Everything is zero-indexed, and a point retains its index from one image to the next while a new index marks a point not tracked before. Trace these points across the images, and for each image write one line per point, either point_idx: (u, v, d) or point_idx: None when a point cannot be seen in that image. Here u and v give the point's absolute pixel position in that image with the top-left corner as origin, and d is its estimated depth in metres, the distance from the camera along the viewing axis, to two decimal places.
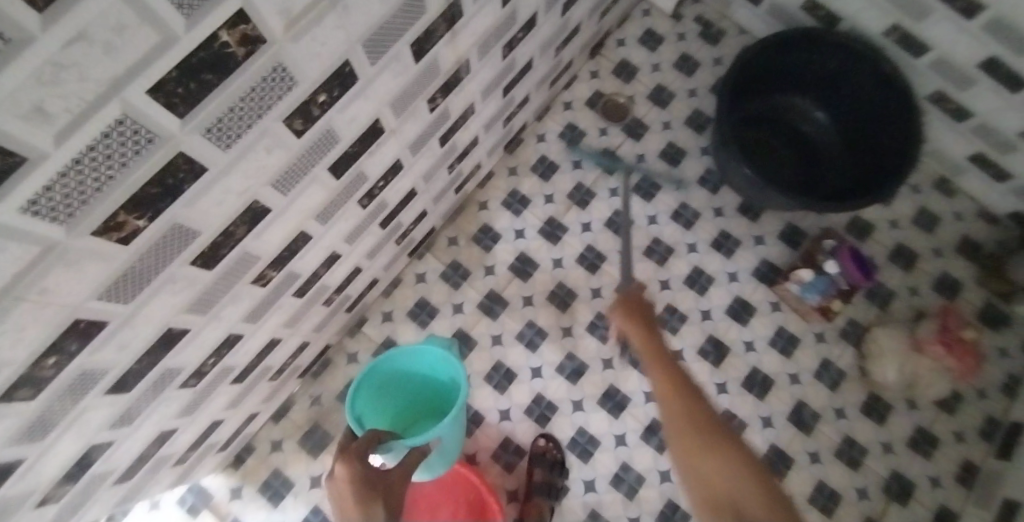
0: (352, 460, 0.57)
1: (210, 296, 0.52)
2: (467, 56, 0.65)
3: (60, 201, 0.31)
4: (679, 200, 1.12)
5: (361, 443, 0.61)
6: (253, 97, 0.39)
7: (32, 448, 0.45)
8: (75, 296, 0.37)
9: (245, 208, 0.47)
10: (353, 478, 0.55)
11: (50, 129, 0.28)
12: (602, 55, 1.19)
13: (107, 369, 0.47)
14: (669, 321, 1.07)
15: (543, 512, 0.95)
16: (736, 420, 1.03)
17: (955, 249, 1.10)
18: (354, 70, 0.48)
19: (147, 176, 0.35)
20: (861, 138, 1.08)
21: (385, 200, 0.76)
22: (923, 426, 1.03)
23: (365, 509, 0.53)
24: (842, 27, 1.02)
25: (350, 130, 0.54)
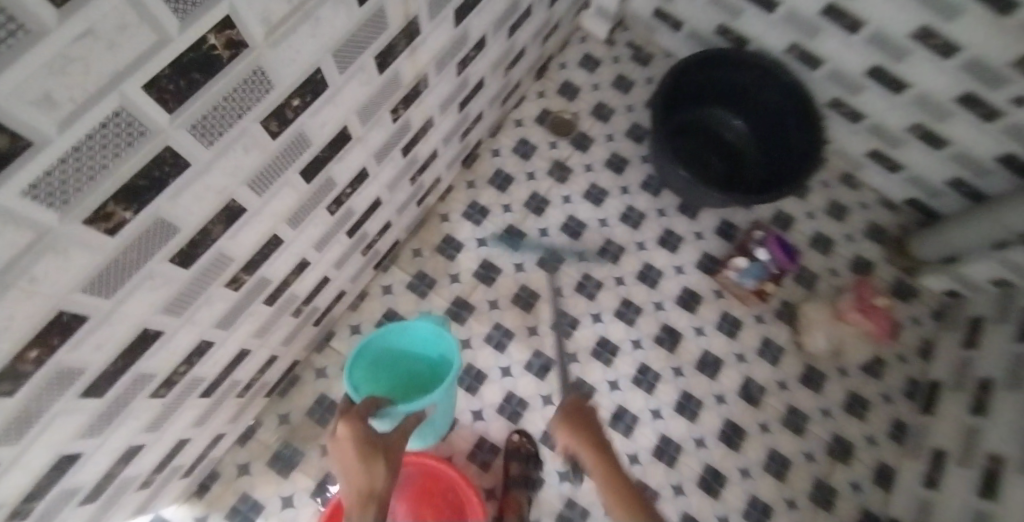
0: (353, 421, 0.64)
1: (185, 296, 0.58)
2: (427, 70, 0.77)
3: (57, 187, 0.37)
4: (625, 204, 1.22)
5: (359, 407, 0.68)
6: (234, 99, 0.47)
7: (7, 451, 0.49)
8: (61, 288, 0.43)
9: (223, 206, 0.55)
10: (353, 437, 0.62)
11: (55, 116, 0.34)
12: (547, 77, 1.31)
13: (83, 369, 0.51)
14: (625, 314, 1.13)
15: (522, 505, 0.96)
16: (692, 401, 1.08)
17: (865, 233, 1.22)
18: (326, 80, 0.57)
19: (136, 166, 0.42)
20: (778, 143, 1.21)
21: (352, 208, 0.83)
22: (855, 391, 1.11)
23: (367, 461, 0.61)
24: (846, 37, 1.02)
25: (320, 135, 0.62)
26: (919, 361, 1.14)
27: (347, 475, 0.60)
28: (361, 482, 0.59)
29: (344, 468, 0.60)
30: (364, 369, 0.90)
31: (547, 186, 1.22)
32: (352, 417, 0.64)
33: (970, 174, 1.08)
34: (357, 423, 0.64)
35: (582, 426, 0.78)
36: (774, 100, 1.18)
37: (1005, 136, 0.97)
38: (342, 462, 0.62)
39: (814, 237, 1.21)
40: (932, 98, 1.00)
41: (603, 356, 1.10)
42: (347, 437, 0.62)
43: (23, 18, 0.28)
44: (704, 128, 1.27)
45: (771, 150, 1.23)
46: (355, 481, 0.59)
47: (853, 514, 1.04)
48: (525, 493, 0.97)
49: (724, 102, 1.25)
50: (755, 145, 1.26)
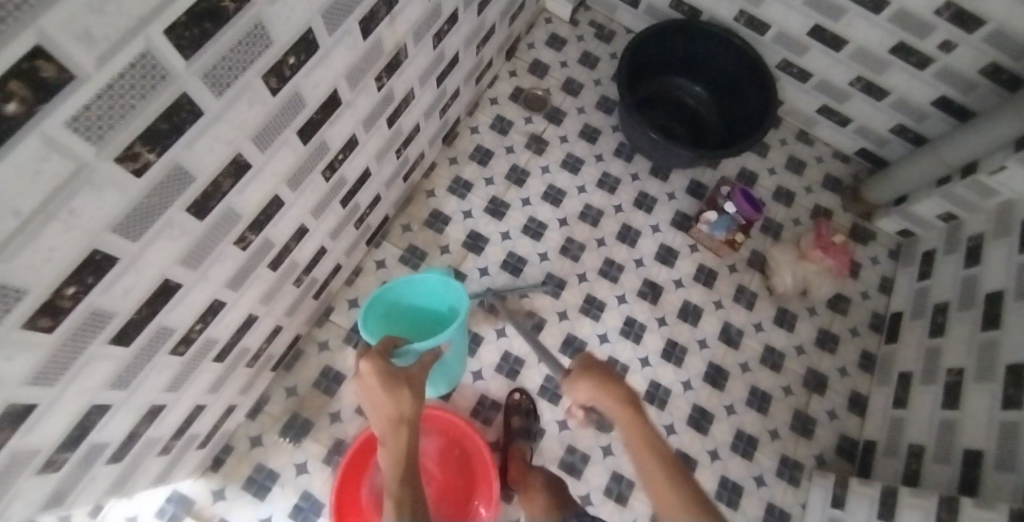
0: (373, 360, 0.76)
1: (200, 249, 0.63)
2: (406, 41, 0.82)
3: (94, 123, 0.42)
4: (601, 170, 1.29)
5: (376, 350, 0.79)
6: (239, 51, 0.52)
7: (45, 392, 0.53)
8: (96, 225, 0.47)
9: (232, 160, 0.59)
10: (377, 373, 0.73)
11: (93, 54, 0.39)
12: (517, 57, 1.37)
13: (113, 314, 0.55)
14: (609, 272, 1.20)
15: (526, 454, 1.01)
16: (677, 347, 1.15)
17: (822, 184, 1.31)
18: (318, 41, 0.62)
19: (159, 110, 0.47)
20: (736, 106, 1.29)
21: (344, 176, 0.87)
22: (824, 327, 1.19)
23: (391, 392, 0.72)
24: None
25: (315, 95, 0.67)
26: (881, 295, 1.23)
27: (378, 406, 0.72)
28: (391, 410, 0.71)
29: (374, 399, 0.72)
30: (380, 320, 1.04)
31: (525, 158, 1.28)
32: (372, 358, 0.76)
33: (910, 119, 1.18)
34: (377, 361, 0.76)
35: (609, 388, 0.66)
36: (727, 64, 1.26)
37: (938, 80, 1.07)
38: (371, 394, 0.74)
39: (776, 189, 1.29)
40: (869, 51, 1.09)
41: (592, 311, 1.16)
42: (372, 374, 0.73)
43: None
44: (667, 96, 1.35)
45: (731, 113, 1.31)
46: (386, 409, 0.71)
47: (832, 440, 1.12)
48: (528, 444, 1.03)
49: (683, 71, 1.33)
50: (716, 110, 1.33)
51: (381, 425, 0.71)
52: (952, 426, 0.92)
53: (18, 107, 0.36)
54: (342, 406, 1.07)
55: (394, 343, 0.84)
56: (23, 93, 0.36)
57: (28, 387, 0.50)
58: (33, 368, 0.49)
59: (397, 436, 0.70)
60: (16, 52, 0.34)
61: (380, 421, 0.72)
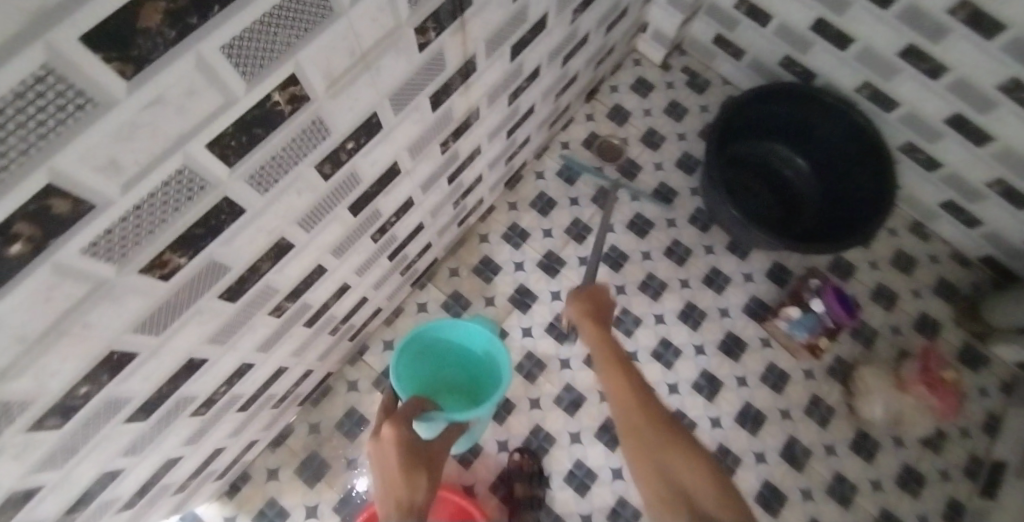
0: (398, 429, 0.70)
1: (230, 327, 0.59)
2: (479, 104, 0.75)
3: (116, 243, 0.38)
4: (671, 238, 1.17)
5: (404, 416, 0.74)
6: (293, 146, 0.46)
7: (51, 475, 0.51)
8: (115, 330, 0.44)
9: (273, 245, 0.55)
10: (400, 448, 0.67)
11: (119, 181, 0.34)
12: (597, 100, 1.27)
13: (129, 398, 0.53)
14: (663, 356, 1.10)
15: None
16: (730, 454, 1.04)
17: (932, 289, 1.14)
18: (382, 122, 0.56)
19: (194, 218, 0.42)
20: (841, 186, 1.14)
21: (394, 235, 0.82)
22: (909, 464, 1.04)
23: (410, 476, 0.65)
24: (926, 84, 0.94)
25: (371, 171, 0.61)
26: (982, 436, 1.06)
27: (389, 483, 0.64)
28: (403, 493, 0.62)
29: (388, 474, 0.65)
30: (410, 361, 0.99)
31: (591, 213, 1.19)
32: (397, 424, 0.71)
33: None
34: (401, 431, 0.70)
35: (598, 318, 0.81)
36: (839, 139, 1.10)
37: None
38: (384, 465, 0.67)
39: (875, 288, 1.14)
40: (1018, 155, 0.92)
41: None
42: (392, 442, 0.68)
43: (85, 87, 0.28)
44: (761, 163, 1.20)
45: (834, 195, 1.15)
46: (396, 487, 0.63)
47: None
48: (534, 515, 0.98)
49: (784, 139, 1.18)
50: (818, 188, 1.17)
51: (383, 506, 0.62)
52: None
53: (23, 247, 0.32)
54: (361, 453, 1.04)
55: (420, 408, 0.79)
56: (32, 232, 0.31)
57: (33, 475, 0.48)
58: (38, 459, 0.47)
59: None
60: (23, 196, 0.29)
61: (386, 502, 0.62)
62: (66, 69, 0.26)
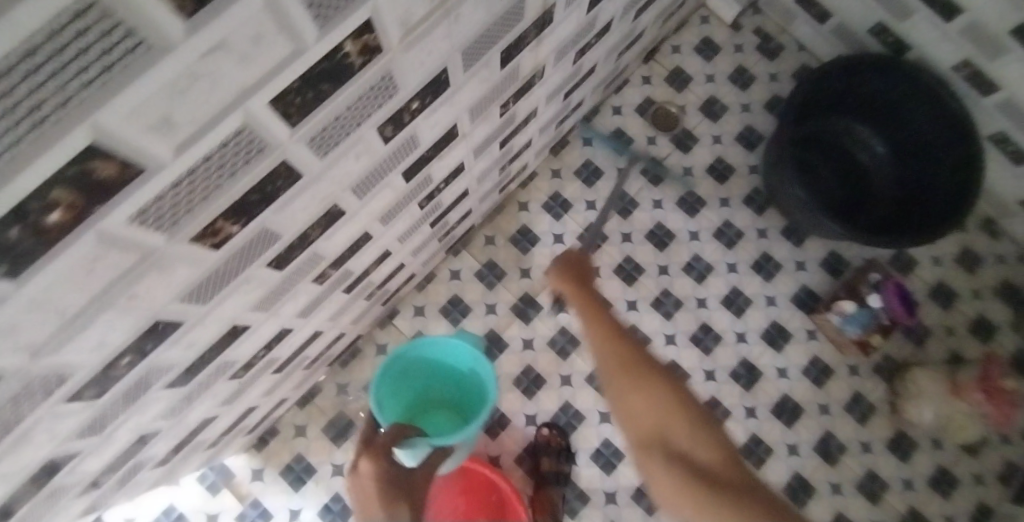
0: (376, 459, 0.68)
1: (275, 294, 0.55)
2: (546, 62, 0.68)
3: (167, 211, 0.33)
4: (722, 218, 1.11)
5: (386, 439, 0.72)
6: (358, 105, 0.41)
7: (89, 440, 0.49)
8: (160, 300, 0.40)
9: (325, 212, 0.50)
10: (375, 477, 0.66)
11: (172, 141, 0.29)
12: (657, 60, 1.18)
13: (173, 365, 0.49)
14: (703, 341, 1.05)
15: (554, 501, 0.96)
16: (761, 445, 1.01)
17: (994, 292, 1.07)
18: (449, 80, 0.50)
19: (249, 183, 0.37)
20: (917, 174, 1.06)
21: (442, 200, 0.77)
22: (945, 467, 1.00)
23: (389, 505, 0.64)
24: None
25: (431, 134, 0.56)
26: None
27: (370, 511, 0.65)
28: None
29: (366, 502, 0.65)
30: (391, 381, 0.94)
31: (638, 186, 1.12)
32: (375, 454, 0.69)
33: None
34: (381, 463, 0.68)
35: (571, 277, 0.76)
36: (926, 126, 1.02)
37: None
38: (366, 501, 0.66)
39: (933, 287, 1.07)
40: None
41: None
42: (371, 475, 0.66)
43: (136, 27, 0.22)
44: (832, 143, 1.12)
45: (909, 185, 1.07)
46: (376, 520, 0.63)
47: None
48: (558, 492, 0.97)
49: (866, 120, 1.10)
50: (892, 175, 1.09)
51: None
52: None
53: (64, 215, 0.27)
54: None
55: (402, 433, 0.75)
56: (72, 198, 0.27)
57: (70, 442, 0.45)
58: (78, 427, 0.44)
59: None
60: (61, 157, 0.24)
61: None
62: (116, 4, 0.20)
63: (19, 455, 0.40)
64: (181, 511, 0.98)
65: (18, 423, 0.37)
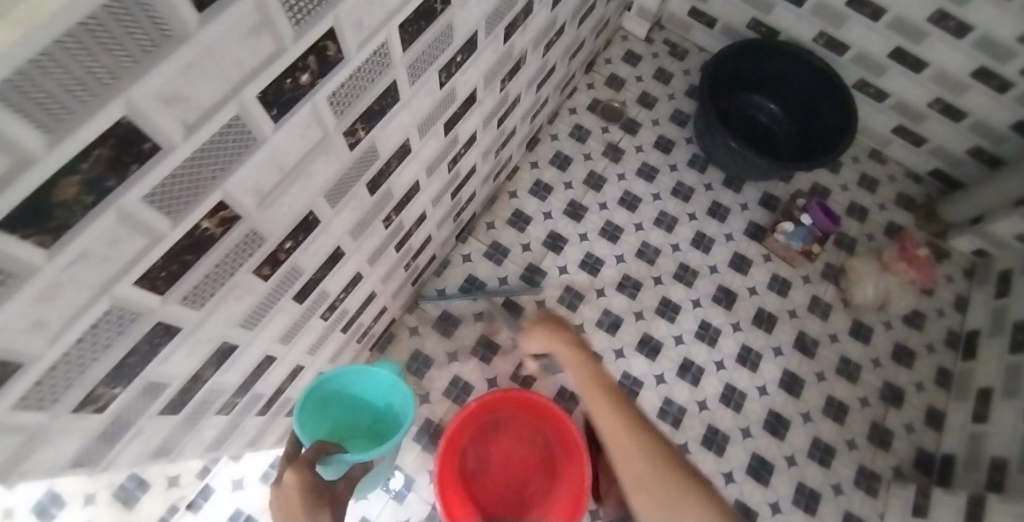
0: (300, 471, 0.74)
1: (363, 223, 0.70)
2: (525, 48, 0.90)
3: (341, 100, 0.49)
4: (675, 180, 1.35)
5: (309, 454, 0.78)
6: (432, 47, 0.60)
7: (245, 337, 0.60)
8: (317, 189, 0.55)
9: (400, 145, 0.67)
10: (299, 487, 0.72)
11: (357, 41, 0.46)
12: (595, 71, 1.45)
13: (303, 271, 0.63)
14: (683, 276, 1.25)
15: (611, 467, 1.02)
16: (751, 351, 1.19)
17: (895, 201, 1.33)
18: (477, 42, 0.70)
19: (375, 94, 0.54)
20: (808, 123, 1.34)
21: (459, 170, 0.97)
22: (900, 342, 1.21)
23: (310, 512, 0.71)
24: (883, 21, 1.13)
25: (463, 91, 0.76)
26: (955, 312, 1.24)
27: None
28: None
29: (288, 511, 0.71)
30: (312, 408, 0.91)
31: (603, 165, 1.36)
32: (299, 467, 0.75)
33: (987, 141, 1.20)
34: (304, 473, 0.74)
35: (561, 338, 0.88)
36: (805, 84, 1.31)
37: (1018, 104, 1.10)
38: (288, 512, 0.71)
39: (849, 205, 1.32)
40: (950, 74, 1.13)
41: (667, 313, 1.22)
42: (295, 489, 0.71)
43: None
44: (742, 113, 1.39)
45: (806, 132, 1.34)
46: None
47: (909, 453, 1.13)
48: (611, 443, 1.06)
49: (759, 89, 1.38)
50: (791, 129, 1.37)
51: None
52: None
53: (308, 79, 0.43)
54: (430, 389, 1.15)
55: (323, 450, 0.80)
56: (314, 68, 0.43)
57: (238, 329, 0.57)
58: (245, 313, 0.56)
59: None
60: (318, 33, 0.41)
61: None
62: None
63: (212, 322, 0.52)
64: (249, 512, 1.05)
65: (224, 282, 0.50)
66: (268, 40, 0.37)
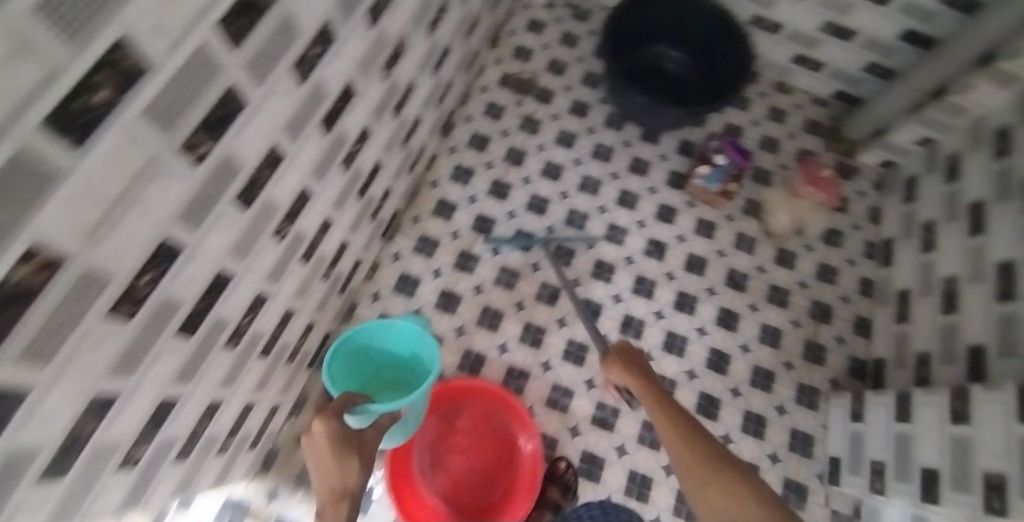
0: (328, 420, 0.71)
1: (246, 241, 0.66)
2: (404, 31, 0.86)
3: (164, 111, 0.44)
4: (593, 142, 1.34)
5: (337, 404, 0.74)
6: (271, 43, 0.54)
7: (124, 384, 0.56)
8: (166, 213, 0.50)
9: (268, 152, 0.62)
10: (329, 437, 0.71)
11: (163, 44, 0.41)
12: (500, 45, 1.42)
13: (180, 303, 0.59)
14: (614, 236, 1.25)
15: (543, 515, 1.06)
16: (688, 296, 1.21)
17: (804, 128, 1.36)
18: (334, 31, 0.65)
19: (213, 102, 0.49)
20: (711, 66, 1.34)
21: (359, 168, 0.93)
22: (823, 262, 1.25)
23: (342, 461, 0.71)
24: None
25: (335, 86, 0.71)
26: (870, 226, 1.28)
27: (323, 471, 0.71)
28: (335, 480, 0.70)
29: (321, 463, 0.71)
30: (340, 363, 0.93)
31: (521, 139, 1.33)
32: (327, 418, 0.72)
33: (879, 57, 1.23)
34: (332, 425, 0.71)
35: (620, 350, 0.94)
36: (702, 27, 1.30)
37: (902, 15, 1.12)
38: (321, 458, 0.71)
39: (761, 139, 1.34)
40: None
41: (603, 275, 1.22)
42: (324, 439, 0.70)
43: None
44: (648, 65, 1.39)
45: (711, 75, 1.35)
46: (329, 474, 0.71)
47: (843, 363, 1.18)
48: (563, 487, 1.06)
49: (660, 39, 1.37)
50: (697, 75, 1.37)
51: (321, 498, 0.70)
52: (955, 330, 0.96)
53: (106, 97, 0.38)
54: None
55: (353, 399, 0.77)
56: (111, 83, 0.38)
57: (108, 380, 0.53)
58: (110, 363, 0.52)
59: (335, 509, 0.69)
60: (104, 46, 0.35)
61: (322, 487, 0.71)
62: None
63: (68, 376, 0.47)
64: None
65: (68, 332, 0.45)
66: (37, 58, 0.31)
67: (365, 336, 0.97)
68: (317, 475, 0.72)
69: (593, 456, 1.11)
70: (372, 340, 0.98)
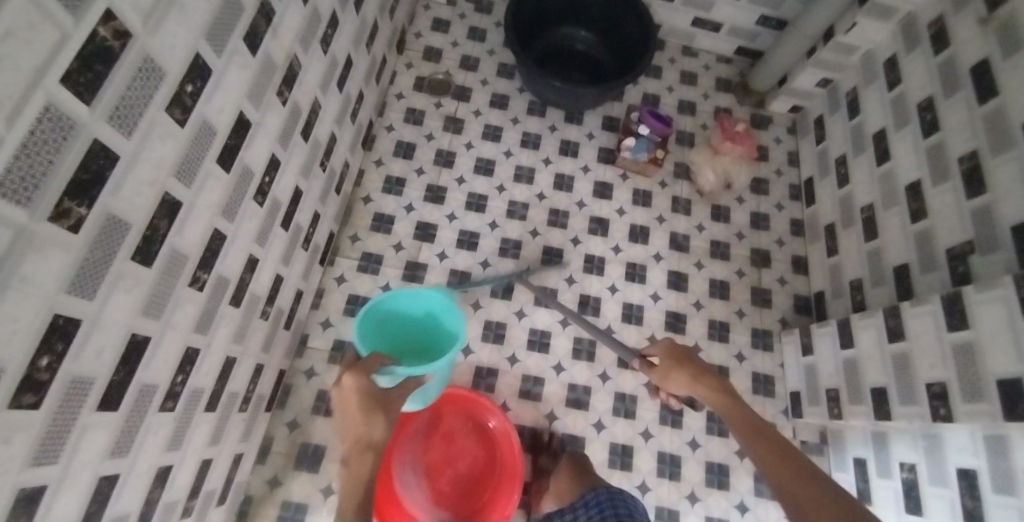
0: (359, 375, 0.68)
1: (157, 298, 0.63)
2: (295, 52, 0.82)
3: (19, 182, 0.40)
4: (520, 132, 1.34)
5: (366, 361, 0.71)
6: (134, 90, 0.50)
7: (52, 472, 0.53)
8: (50, 288, 0.47)
9: (160, 201, 0.59)
10: (357, 391, 0.67)
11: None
12: (409, 49, 1.40)
13: (93, 378, 0.56)
14: (557, 220, 1.26)
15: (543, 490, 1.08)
16: (637, 266, 1.23)
17: (716, 86, 1.40)
18: (208, 65, 0.61)
19: (75, 163, 0.46)
20: (617, 40, 1.36)
21: (276, 198, 0.90)
22: (756, 211, 1.29)
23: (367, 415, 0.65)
24: None
25: (222, 121, 0.67)
26: (791, 168, 1.34)
27: (347, 425, 0.65)
28: (359, 430, 0.64)
29: (347, 418, 0.65)
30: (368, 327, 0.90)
31: (447, 140, 1.32)
32: (357, 371, 0.68)
33: (769, 9, 1.27)
34: (362, 379, 0.68)
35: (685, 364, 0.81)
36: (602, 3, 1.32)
37: None
38: (347, 414, 0.66)
39: (679, 104, 1.37)
40: None
41: (553, 260, 1.22)
42: (354, 394, 0.66)
43: None
44: (557, 48, 1.40)
45: (619, 48, 1.37)
46: (355, 429, 0.64)
47: (788, 303, 1.22)
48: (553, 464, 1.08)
49: (565, 21, 1.38)
50: (606, 50, 1.39)
51: (346, 446, 0.64)
52: (878, 253, 1.01)
53: None
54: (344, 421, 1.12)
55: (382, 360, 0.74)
56: None
57: (30, 472, 0.49)
58: (29, 452, 0.49)
59: (359, 461, 0.63)
60: None
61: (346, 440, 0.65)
62: None
63: None
64: None
65: None
66: None
67: (391, 303, 0.94)
68: (342, 431, 0.66)
69: (573, 437, 1.12)
70: (399, 307, 0.95)
